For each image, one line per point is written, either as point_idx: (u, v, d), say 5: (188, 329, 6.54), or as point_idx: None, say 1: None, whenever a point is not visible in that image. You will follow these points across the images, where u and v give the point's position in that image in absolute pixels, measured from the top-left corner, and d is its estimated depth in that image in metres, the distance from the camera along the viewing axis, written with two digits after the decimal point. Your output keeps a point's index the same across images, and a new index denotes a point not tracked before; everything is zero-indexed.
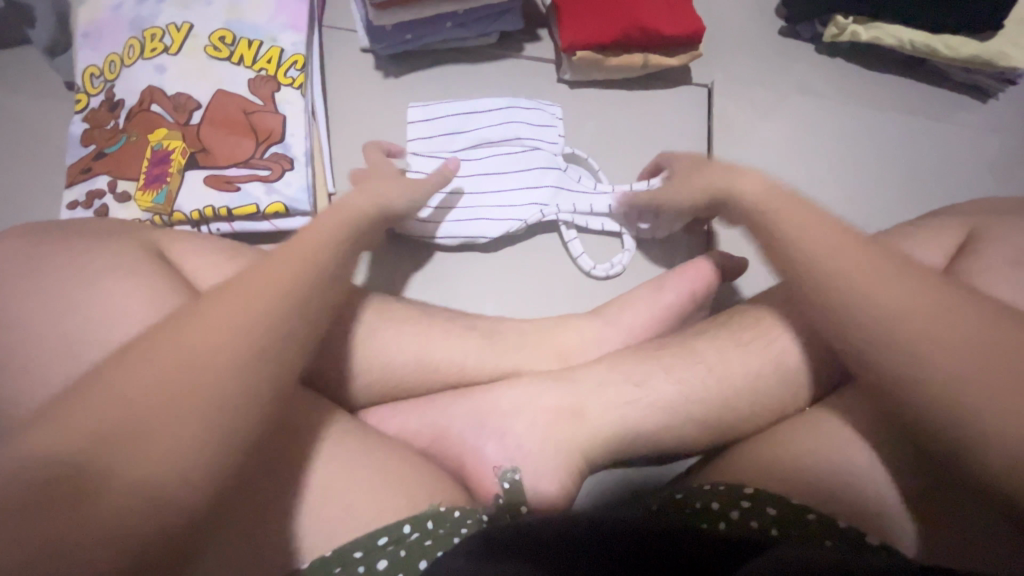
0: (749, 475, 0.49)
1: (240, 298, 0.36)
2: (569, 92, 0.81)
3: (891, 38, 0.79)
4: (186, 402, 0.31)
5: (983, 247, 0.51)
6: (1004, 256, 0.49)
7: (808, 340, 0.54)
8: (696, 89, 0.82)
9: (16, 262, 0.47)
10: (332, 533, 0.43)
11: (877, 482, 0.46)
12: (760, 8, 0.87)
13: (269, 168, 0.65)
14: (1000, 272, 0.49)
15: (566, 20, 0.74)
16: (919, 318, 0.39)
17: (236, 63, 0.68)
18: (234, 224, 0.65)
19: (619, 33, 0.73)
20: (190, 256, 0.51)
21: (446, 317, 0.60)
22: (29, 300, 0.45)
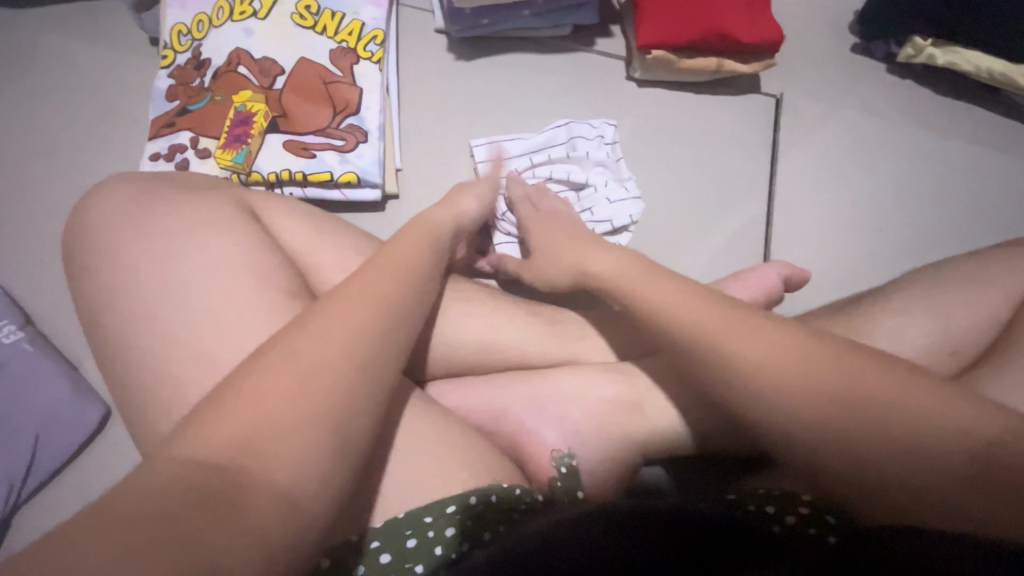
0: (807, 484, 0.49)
1: (347, 311, 0.42)
2: (636, 90, 0.81)
3: (969, 65, 0.79)
4: (293, 411, 0.37)
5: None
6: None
7: None
8: (764, 99, 0.82)
9: (125, 209, 0.51)
10: (410, 493, 0.45)
11: None
12: (833, 24, 0.87)
13: (344, 139, 0.66)
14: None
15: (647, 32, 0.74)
16: (794, 376, 0.39)
17: (319, 32, 0.69)
18: (307, 190, 0.66)
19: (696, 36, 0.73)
20: (282, 223, 0.54)
21: (508, 301, 0.61)
22: (138, 247, 0.48)
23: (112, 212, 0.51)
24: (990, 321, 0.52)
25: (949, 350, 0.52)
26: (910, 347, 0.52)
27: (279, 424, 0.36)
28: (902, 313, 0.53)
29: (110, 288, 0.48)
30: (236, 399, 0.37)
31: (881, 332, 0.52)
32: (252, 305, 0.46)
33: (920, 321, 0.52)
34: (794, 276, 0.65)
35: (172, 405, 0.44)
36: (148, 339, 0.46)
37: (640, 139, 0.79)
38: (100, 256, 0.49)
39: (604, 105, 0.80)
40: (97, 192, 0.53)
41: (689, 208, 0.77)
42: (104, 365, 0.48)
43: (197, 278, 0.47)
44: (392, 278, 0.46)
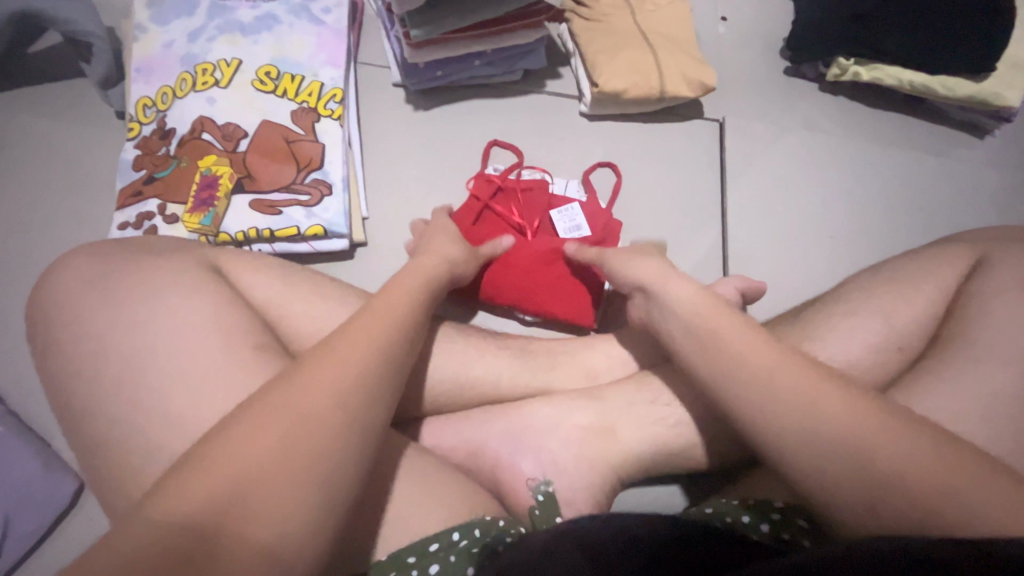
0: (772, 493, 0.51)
1: (340, 359, 0.43)
2: (589, 124, 0.85)
3: (890, 78, 0.86)
4: (274, 448, 0.37)
5: (990, 273, 0.54)
6: (1010, 279, 0.53)
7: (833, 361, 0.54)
8: (708, 123, 0.87)
9: (90, 279, 0.52)
10: (390, 538, 0.46)
11: None
12: (765, 53, 0.94)
13: (309, 193, 0.69)
14: (1009, 296, 0.52)
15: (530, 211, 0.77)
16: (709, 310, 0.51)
17: (280, 95, 0.73)
18: (275, 245, 0.68)
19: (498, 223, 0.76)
20: (250, 279, 0.56)
21: (481, 335, 0.62)
22: (104, 315, 0.49)
23: (80, 283, 0.52)
24: (927, 314, 0.55)
25: (896, 345, 0.54)
26: (862, 346, 0.54)
27: (267, 485, 0.36)
28: (850, 314, 0.56)
29: (79, 358, 0.48)
30: (232, 437, 0.38)
31: (830, 334, 0.55)
32: (225, 362, 0.47)
33: (868, 319, 0.55)
34: (752, 288, 0.68)
35: (148, 476, 0.44)
36: (120, 409, 0.46)
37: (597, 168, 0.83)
38: (67, 328, 0.50)
39: (559, 141, 0.84)
40: (63, 263, 0.54)
41: (649, 230, 0.81)
42: (76, 441, 0.48)
43: (167, 341, 0.47)
44: (390, 315, 0.48)
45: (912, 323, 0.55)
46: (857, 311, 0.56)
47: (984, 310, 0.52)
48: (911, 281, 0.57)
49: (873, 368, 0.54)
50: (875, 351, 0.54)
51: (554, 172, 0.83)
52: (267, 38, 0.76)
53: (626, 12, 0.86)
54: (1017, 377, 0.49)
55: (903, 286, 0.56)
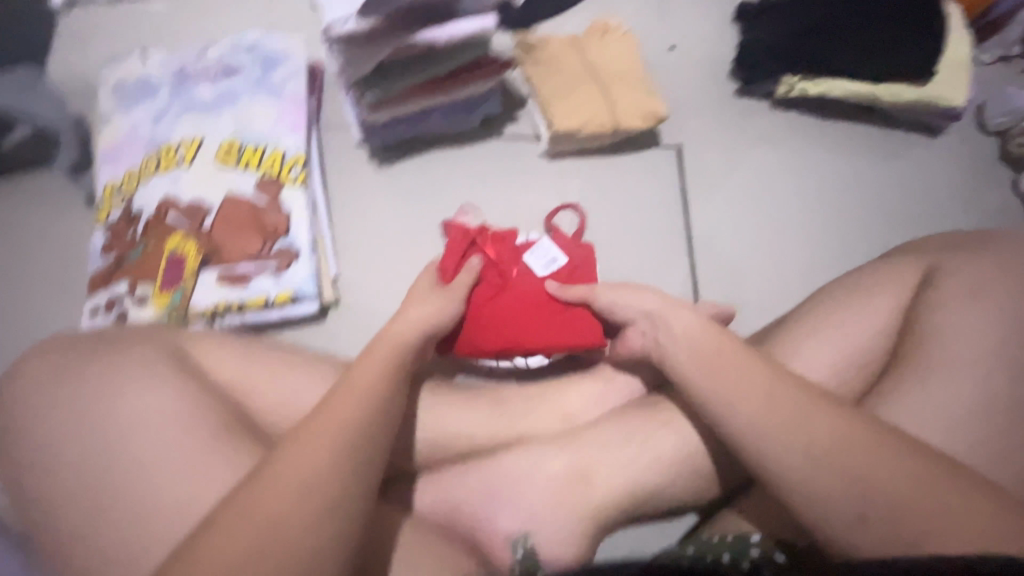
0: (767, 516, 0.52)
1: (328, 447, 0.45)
2: (549, 164, 0.88)
3: (838, 90, 0.87)
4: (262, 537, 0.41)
5: (946, 279, 0.54)
6: (965, 283, 0.53)
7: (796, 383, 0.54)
8: (666, 150, 0.89)
9: (52, 377, 0.52)
10: None
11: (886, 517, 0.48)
12: (715, 76, 0.96)
13: (276, 262, 0.70)
14: (963, 302, 0.52)
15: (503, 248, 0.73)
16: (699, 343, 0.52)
17: (243, 168, 0.75)
18: (245, 316, 0.69)
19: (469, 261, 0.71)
20: (217, 357, 0.56)
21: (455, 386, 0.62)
22: (68, 413, 0.49)
23: (42, 382, 0.52)
24: (890, 324, 0.56)
25: (860, 360, 0.55)
26: (827, 364, 0.55)
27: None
28: (812, 333, 0.56)
29: (44, 459, 0.48)
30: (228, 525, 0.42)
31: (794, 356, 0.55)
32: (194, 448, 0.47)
33: (829, 337, 0.55)
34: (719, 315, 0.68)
35: None
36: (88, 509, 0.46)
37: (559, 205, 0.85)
38: (30, 430, 0.50)
39: (520, 183, 0.87)
40: (23, 362, 0.54)
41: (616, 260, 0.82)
42: (45, 544, 0.48)
43: (138, 432, 0.48)
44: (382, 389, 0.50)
45: (875, 335, 0.55)
46: (818, 329, 0.56)
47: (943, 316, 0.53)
48: (868, 295, 0.57)
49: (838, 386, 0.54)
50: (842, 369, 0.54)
51: (518, 213, 0.85)
52: (228, 114, 0.78)
53: (574, 52, 0.89)
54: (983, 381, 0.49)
55: (864, 299, 0.57)
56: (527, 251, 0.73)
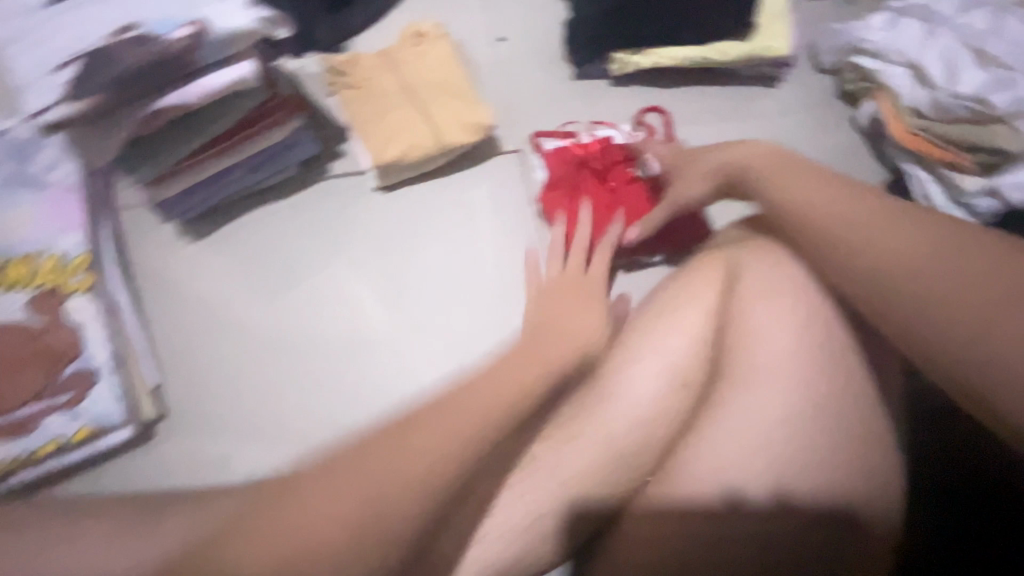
0: (727, 471, 0.47)
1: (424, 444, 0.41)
2: (385, 197, 0.78)
3: (668, 60, 0.84)
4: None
5: (744, 280, 0.52)
6: (761, 281, 0.51)
7: (628, 410, 0.52)
8: (507, 157, 0.81)
9: None
10: None
11: (740, 485, 0.46)
12: (549, 60, 0.89)
13: (70, 392, 0.61)
14: (761, 311, 0.50)
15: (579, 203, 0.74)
16: (816, 183, 0.50)
17: (9, 287, 0.63)
18: (41, 465, 0.59)
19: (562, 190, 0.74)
20: None
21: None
22: None
23: None
24: (702, 342, 0.54)
25: (678, 382, 0.53)
26: (649, 396, 0.52)
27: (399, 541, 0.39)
28: (644, 354, 0.54)
29: None
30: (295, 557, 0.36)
31: (628, 387, 0.53)
32: None
33: (657, 354, 0.53)
34: None
35: None
36: None
37: (394, 239, 0.77)
38: None
39: (354, 226, 0.77)
40: None
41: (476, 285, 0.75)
42: None
43: None
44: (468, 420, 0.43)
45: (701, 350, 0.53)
46: (652, 345, 0.54)
47: (748, 334, 0.50)
48: (687, 298, 0.55)
49: (668, 408, 0.52)
50: (668, 397, 0.52)
51: (361, 258, 0.75)
52: None
53: (386, 70, 0.80)
54: (781, 410, 0.47)
55: (680, 315, 0.54)
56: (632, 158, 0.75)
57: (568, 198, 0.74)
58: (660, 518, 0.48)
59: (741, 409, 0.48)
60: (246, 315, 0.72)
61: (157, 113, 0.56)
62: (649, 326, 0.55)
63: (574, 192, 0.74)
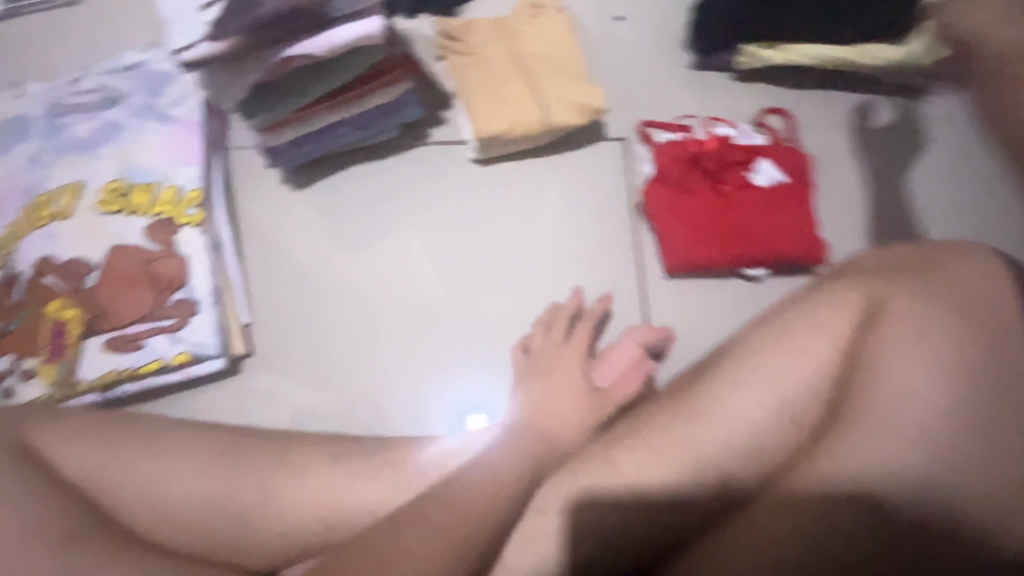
0: (869, 475, 0.44)
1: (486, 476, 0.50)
2: (481, 170, 0.77)
3: (805, 57, 0.76)
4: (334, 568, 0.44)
5: (881, 313, 0.50)
6: (908, 317, 0.48)
7: (729, 429, 0.50)
8: (612, 144, 0.77)
9: None
10: None
11: (884, 489, 0.43)
12: (669, 45, 0.83)
13: (173, 317, 0.64)
14: (904, 352, 0.47)
15: (689, 201, 0.69)
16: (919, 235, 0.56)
17: (132, 212, 0.67)
18: (142, 382, 0.63)
19: (674, 184, 0.70)
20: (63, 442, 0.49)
21: (356, 459, 0.52)
22: None
23: None
24: (818, 373, 0.51)
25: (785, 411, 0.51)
26: (753, 417, 0.50)
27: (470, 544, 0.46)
28: (752, 373, 0.52)
29: None
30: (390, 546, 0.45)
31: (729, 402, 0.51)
32: None
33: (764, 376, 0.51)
34: (652, 339, 0.66)
35: None
36: None
37: (485, 214, 0.75)
38: None
39: (449, 195, 0.76)
40: None
41: (563, 272, 0.73)
42: None
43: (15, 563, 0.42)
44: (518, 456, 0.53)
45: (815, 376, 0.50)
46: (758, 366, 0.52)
47: (886, 375, 0.47)
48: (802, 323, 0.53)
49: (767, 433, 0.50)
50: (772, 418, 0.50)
51: (451, 228, 0.75)
52: (110, 150, 0.70)
53: (501, 39, 0.78)
54: (923, 462, 0.43)
55: (800, 338, 0.52)
56: (753, 160, 0.70)
57: (678, 194, 0.69)
58: (778, 512, 0.45)
59: (888, 424, 0.45)
60: (335, 267, 0.72)
61: (291, 58, 0.57)
62: (761, 344, 0.53)
63: (684, 188, 0.70)
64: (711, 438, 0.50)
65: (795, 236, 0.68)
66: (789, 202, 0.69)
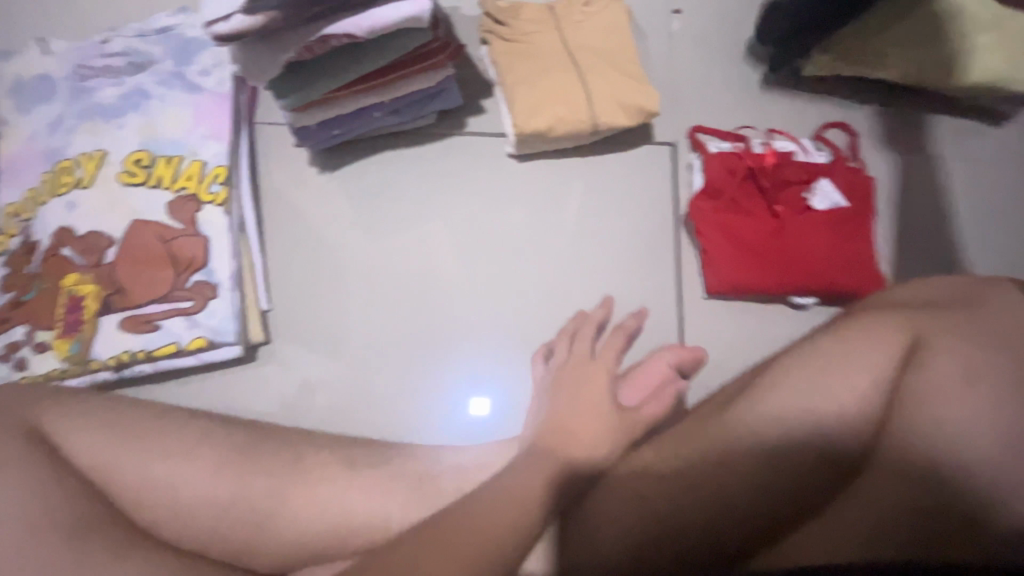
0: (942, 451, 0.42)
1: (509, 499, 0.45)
2: (517, 167, 0.73)
3: (875, 71, 0.70)
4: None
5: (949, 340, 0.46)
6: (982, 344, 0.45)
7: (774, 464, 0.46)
8: (658, 149, 0.73)
9: None
10: None
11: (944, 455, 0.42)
12: (728, 46, 0.77)
13: (191, 299, 0.62)
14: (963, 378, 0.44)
15: (736, 218, 0.65)
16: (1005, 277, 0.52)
17: (154, 185, 0.65)
18: (157, 365, 0.61)
19: (723, 197, 0.65)
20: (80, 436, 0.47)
21: (369, 466, 0.50)
22: None
23: None
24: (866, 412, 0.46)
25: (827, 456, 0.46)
26: (798, 453, 0.46)
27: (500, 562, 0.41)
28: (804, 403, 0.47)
29: None
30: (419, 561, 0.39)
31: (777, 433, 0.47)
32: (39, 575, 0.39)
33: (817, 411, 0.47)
34: (687, 359, 0.62)
35: None
36: None
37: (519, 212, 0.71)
38: None
39: (482, 191, 0.72)
40: None
41: (598, 281, 0.69)
42: None
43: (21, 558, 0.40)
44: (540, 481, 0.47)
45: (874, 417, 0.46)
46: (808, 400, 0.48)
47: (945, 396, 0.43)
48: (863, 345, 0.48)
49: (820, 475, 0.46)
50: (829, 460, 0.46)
51: (483, 225, 0.71)
52: (135, 119, 0.67)
53: (551, 27, 0.73)
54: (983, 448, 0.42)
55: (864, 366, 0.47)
56: (812, 179, 0.65)
57: (727, 208, 0.65)
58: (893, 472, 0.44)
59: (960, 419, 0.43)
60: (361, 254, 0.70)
61: (329, 36, 0.53)
62: (813, 365, 0.49)
63: (734, 203, 0.65)
64: (753, 470, 0.46)
65: (850, 264, 0.63)
66: (846, 227, 0.64)
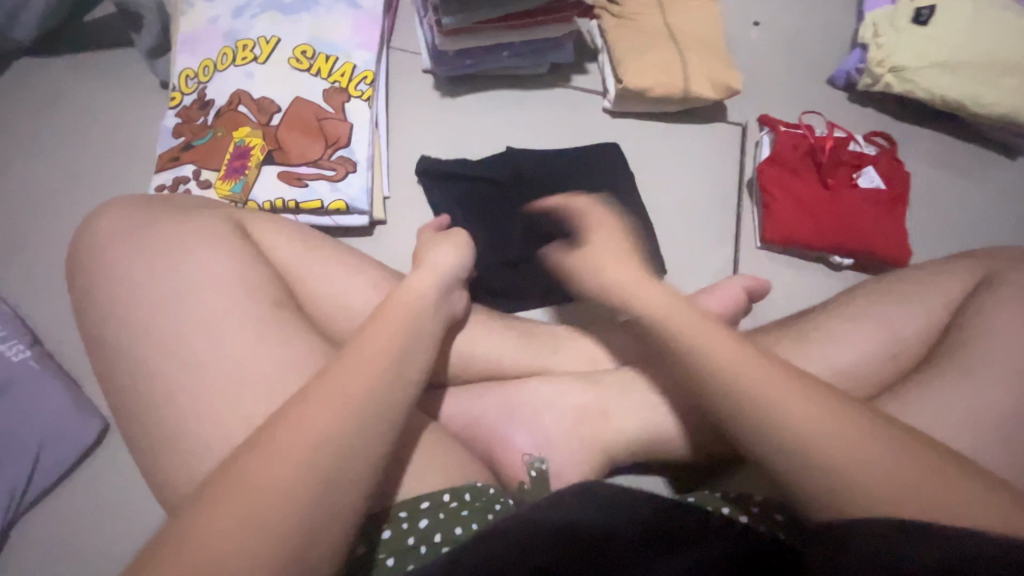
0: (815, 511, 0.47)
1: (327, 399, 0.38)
2: (610, 121, 0.85)
3: (924, 90, 0.83)
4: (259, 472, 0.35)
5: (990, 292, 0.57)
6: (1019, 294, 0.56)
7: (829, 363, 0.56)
8: (731, 127, 0.86)
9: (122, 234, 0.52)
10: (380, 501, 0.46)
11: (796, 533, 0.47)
12: (799, 57, 0.91)
13: (334, 169, 0.72)
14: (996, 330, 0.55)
15: (796, 185, 0.77)
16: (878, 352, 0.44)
17: (314, 74, 0.76)
18: (300, 217, 0.72)
19: (789, 169, 0.78)
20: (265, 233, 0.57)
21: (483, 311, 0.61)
22: (134, 259, 0.50)
23: (112, 238, 0.52)
24: (920, 332, 0.58)
25: (883, 357, 0.57)
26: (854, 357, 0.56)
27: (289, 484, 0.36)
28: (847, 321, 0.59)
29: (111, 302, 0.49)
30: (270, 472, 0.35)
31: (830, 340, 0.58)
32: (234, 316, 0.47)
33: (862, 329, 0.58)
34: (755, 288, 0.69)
35: (162, 414, 0.45)
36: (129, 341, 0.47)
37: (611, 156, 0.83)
38: (98, 275, 0.51)
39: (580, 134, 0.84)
40: (102, 216, 0.54)
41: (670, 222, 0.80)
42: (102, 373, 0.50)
43: (177, 306, 0.47)
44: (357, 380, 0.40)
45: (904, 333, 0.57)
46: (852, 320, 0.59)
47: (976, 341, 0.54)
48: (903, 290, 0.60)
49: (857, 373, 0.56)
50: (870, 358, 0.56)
51: None
52: (306, 18, 0.78)
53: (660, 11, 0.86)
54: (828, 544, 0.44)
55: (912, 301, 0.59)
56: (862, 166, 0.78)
57: (790, 178, 0.78)
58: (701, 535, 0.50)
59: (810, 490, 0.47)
60: None
61: None
62: (868, 297, 0.61)
63: (795, 174, 0.78)
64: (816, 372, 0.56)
65: (888, 238, 0.76)
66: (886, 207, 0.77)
